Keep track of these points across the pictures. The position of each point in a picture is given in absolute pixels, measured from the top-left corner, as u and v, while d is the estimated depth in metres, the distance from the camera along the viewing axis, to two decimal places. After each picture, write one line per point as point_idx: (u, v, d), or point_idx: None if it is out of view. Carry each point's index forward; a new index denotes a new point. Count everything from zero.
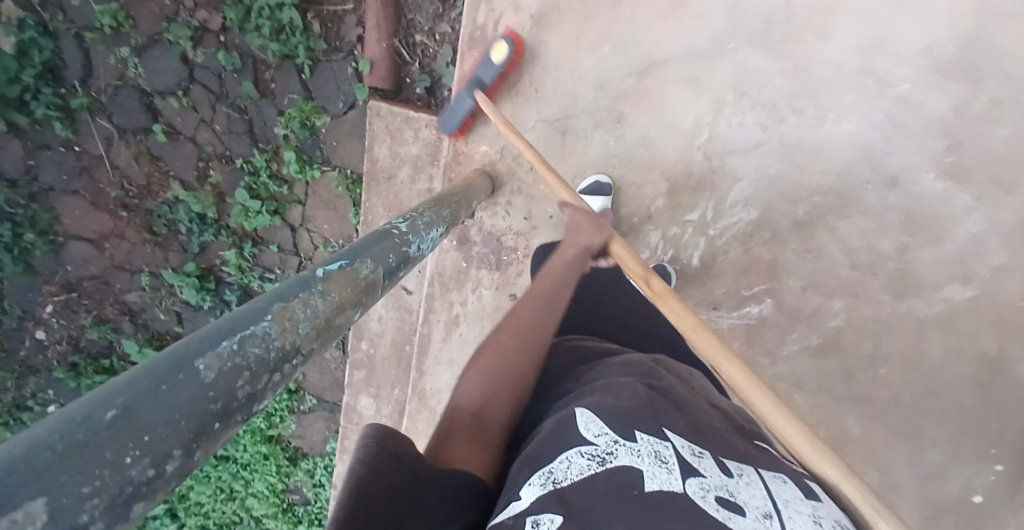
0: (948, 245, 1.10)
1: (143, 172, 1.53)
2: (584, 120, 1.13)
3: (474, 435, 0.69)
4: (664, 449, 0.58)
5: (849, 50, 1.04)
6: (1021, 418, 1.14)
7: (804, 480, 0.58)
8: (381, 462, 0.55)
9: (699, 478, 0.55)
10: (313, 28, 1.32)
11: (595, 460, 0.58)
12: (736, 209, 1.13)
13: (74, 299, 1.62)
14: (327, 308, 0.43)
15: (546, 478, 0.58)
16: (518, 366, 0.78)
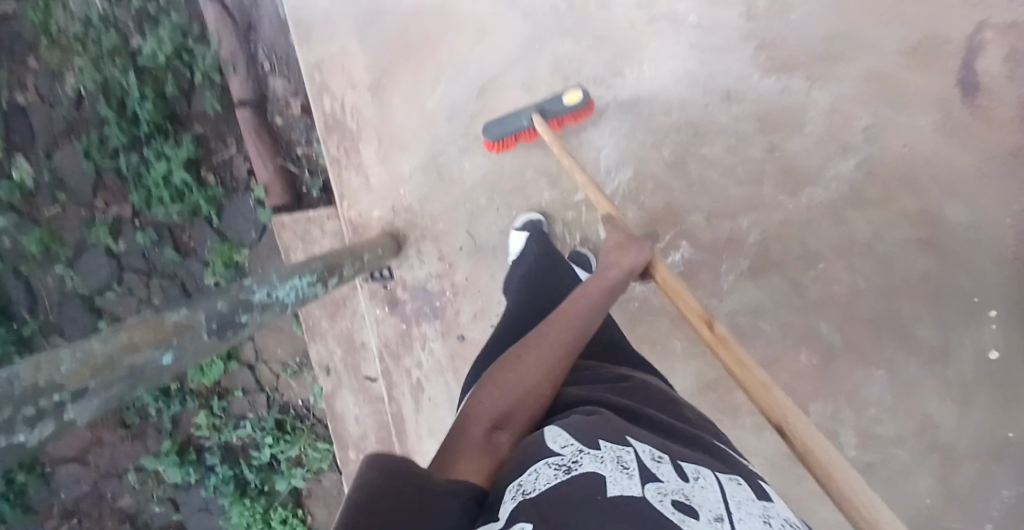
0: (811, 127, 1.16)
1: None
2: (450, 152, 1.24)
3: (484, 446, 0.66)
4: (625, 456, 0.59)
5: (632, 7, 1.16)
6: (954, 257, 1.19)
7: (754, 484, 0.64)
8: (387, 480, 0.51)
9: (658, 483, 0.56)
10: (209, 180, 1.44)
11: (562, 470, 0.56)
12: (612, 174, 1.24)
13: (75, 525, 1.69)
14: (112, 349, 0.52)
15: (513, 491, 0.55)
16: (536, 387, 0.74)
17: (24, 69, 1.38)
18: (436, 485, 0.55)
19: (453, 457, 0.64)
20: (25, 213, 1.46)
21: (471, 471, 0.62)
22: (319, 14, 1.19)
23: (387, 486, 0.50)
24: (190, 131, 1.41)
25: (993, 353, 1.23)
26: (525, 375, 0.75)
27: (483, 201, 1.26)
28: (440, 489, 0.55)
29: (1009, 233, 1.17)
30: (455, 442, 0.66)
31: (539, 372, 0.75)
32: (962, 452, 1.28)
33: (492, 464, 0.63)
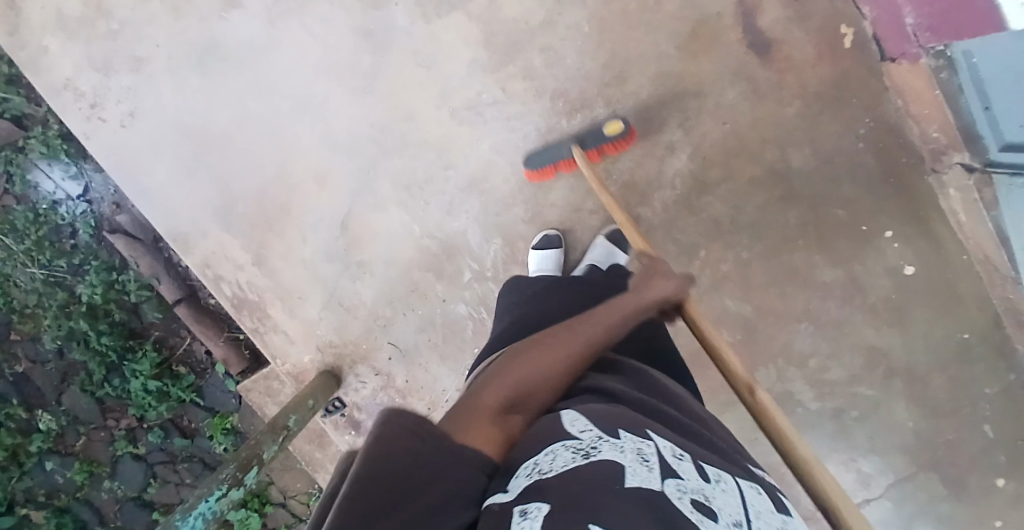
0: (633, 145, 1.23)
1: None
2: (342, 284, 1.37)
3: (501, 422, 0.57)
4: (647, 448, 0.53)
5: (436, 110, 1.27)
6: (826, 195, 1.20)
7: (772, 496, 0.60)
8: (393, 444, 0.47)
9: (678, 479, 0.50)
10: (180, 371, 1.74)
11: (580, 454, 0.49)
12: (485, 247, 1.34)
13: None
14: None
15: (528, 469, 0.49)
16: (555, 373, 0.66)
17: (16, 343, 1.73)
18: (450, 446, 0.50)
19: (469, 419, 0.55)
20: (64, 452, 1.77)
21: (483, 439, 0.54)
22: (187, 224, 1.34)
23: (397, 453, 0.46)
24: (151, 338, 1.73)
25: (906, 269, 1.23)
26: (548, 361, 0.66)
27: (389, 311, 1.39)
28: (455, 452, 0.50)
29: (866, 156, 1.17)
30: (465, 413, 0.57)
31: (558, 361, 0.67)
32: (930, 369, 1.28)
33: (503, 436, 0.56)
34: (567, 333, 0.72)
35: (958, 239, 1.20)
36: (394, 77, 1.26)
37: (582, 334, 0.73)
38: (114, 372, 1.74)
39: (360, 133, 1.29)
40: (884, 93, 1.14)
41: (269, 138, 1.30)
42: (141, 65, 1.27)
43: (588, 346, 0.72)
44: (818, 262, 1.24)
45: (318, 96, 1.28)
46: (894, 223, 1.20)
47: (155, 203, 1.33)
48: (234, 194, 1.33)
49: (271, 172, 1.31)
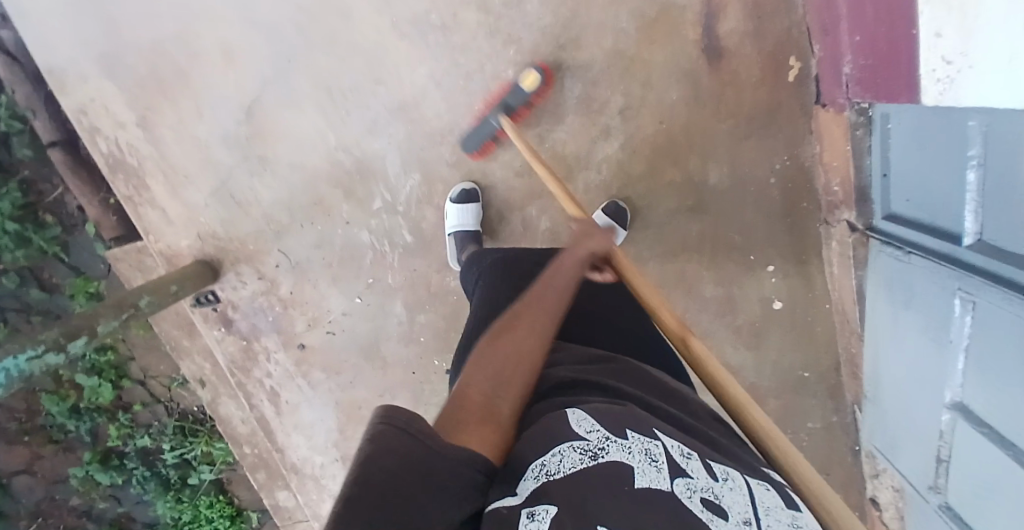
0: (569, 115, 1.25)
1: (21, 399, 1.78)
2: (238, 173, 1.36)
3: (489, 412, 0.61)
4: (654, 448, 0.60)
5: (376, 18, 1.24)
6: (735, 216, 1.27)
7: (784, 491, 0.63)
8: (394, 445, 0.48)
9: (686, 479, 0.57)
10: (47, 220, 1.62)
11: (588, 455, 0.56)
12: (401, 179, 1.34)
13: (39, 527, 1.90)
14: None
15: (535, 471, 0.55)
16: (524, 360, 0.71)
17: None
18: (444, 448, 0.52)
19: (463, 422, 0.59)
20: None
21: (479, 439, 0.57)
22: (64, 60, 1.29)
23: (399, 457, 0.47)
24: (17, 176, 1.59)
25: (775, 303, 1.34)
26: (512, 347, 0.71)
27: (285, 219, 1.38)
28: (438, 448, 0.51)
29: (774, 190, 1.25)
30: (454, 414, 0.61)
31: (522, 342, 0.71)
32: (770, 394, 1.42)
33: (499, 434, 0.60)
34: (536, 319, 0.77)
35: (827, 286, 1.32)
36: None
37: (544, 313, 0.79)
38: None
39: (285, 18, 1.25)
40: (805, 134, 1.20)
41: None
42: None
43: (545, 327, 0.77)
44: (715, 280, 1.33)
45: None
46: (784, 262, 1.31)
47: (37, 31, 1.27)
48: (128, 32, 1.28)
49: (170, 35, 1.27)
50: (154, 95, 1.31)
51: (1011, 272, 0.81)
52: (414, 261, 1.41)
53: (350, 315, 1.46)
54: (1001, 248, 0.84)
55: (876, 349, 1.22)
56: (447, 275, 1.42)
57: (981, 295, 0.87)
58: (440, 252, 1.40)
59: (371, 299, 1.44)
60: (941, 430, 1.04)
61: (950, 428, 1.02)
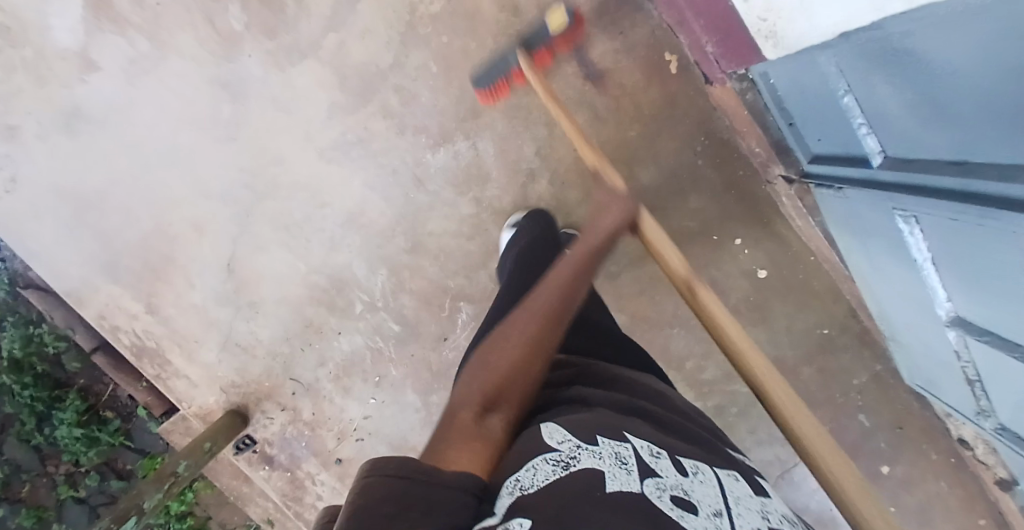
0: (494, 174, 1.32)
1: None
2: (236, 325, 1.46)
3: (479, 428, 0.60)
4: (624, 450, 0.59)
5: (302, 151, 1.32)
6: (687, 204, 1.28)
7: (749, 480, 0.65)
8: (386, 486, 0.46)
9: (656, 478, 0.56)
10: (108, 415, 1.81)
11: (560, 466, 0.55)
12: (372, 278, 1.42)
13: None
14: None
15: (510, 487, 0.53)
16: (515, 365, 0.69)
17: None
18: (444, 480, 0.50)
19: (450, 442, 0.57)
20: (13, 500, 1.81)
21: (469, 460, 0.56)
22: (77, 283, 1.42)
23: (393, 499, 0.46)
24: (76, 386, 1.80)
25: (760, 272, 1.31)
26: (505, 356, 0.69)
27: (286, 348, 1.47)
28: (449, 485, 0.50)
29: (706, 170, 1.26)
30: (444, 431, 0.59)
31: (523, 345, 0.71)
32: (800, 363, 1.36)
33: (489, 454, 0.58)
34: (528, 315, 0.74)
35: (801, 239, 1.29)
36: (253, 120, 1.31)
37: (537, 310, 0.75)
38: (45, 421, 1.78)
39: (230, 178, 1.35)
40: (710, 112, 1.24)
41: (146, 187, 1.36)
42: (14, 133, 1.31)
43: (546, 335, 0.73)
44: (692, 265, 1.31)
45: (187, 146, 1.33)
46: (752, 230, 1.29)
47: (48, 266, 1.40)
48: (118, 243, 1.40)
49: (150, 224, 1.39)
50: (154, 282, 1.43)
51: (923, 177, 0.77)
52: (408, 348, 1.47)
53: (372, 417, 1.52)
54: (904, 158, 0.81)
55: (869, 287, 1.14)
56: (442, 350, 1.46)
57: (912, 206, 0.81)
58: (429, 331, 1.45)
59: (384, 396, 1.51)
60: (956, 351, 0.94)
61: (962, 346, 0.92)
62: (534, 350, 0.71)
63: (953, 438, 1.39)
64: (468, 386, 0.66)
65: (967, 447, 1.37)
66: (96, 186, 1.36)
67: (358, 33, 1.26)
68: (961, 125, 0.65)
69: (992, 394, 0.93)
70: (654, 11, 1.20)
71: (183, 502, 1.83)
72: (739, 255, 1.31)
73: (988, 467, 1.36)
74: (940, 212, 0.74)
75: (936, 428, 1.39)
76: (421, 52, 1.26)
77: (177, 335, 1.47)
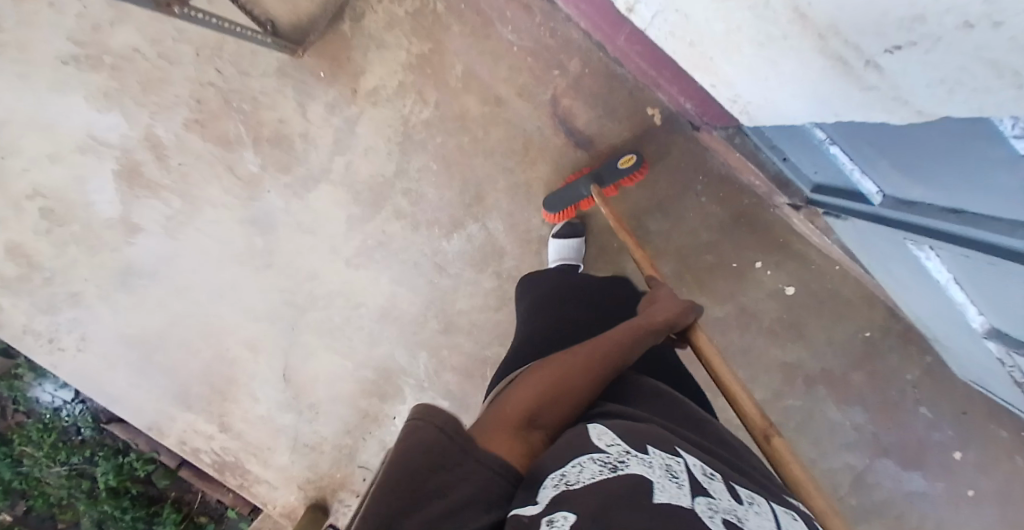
0: (509, 247, 1.38)
1: None
2: (299, 428, 1.53)
3: (525, 432, 0.60)
4: (675, 464, 0.56)
5: (331, 263, 1.40)
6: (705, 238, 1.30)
7: (809, 517, 0.59)
8: (424, 445, 0.51)
9: (708, 498, 0.52)
10: (201, 520, 1.93)
11: (608, 467, 0.52)
12: (415, 362, 1.48)
13: None
14: None
15: (556, 480, 0.52)
16: (579, 388, 0.68)
17: None
18: (481, 459, 0.53)
19: (495, 432, 0.58)
20: None
21: (508, 455, 0.57)
22: (156, 418, 1.52)
23: (430, 453, 0.51)
24: (169, 499, 1.92)
25: (787, 290, 1.33)
26: (572, 370, 0.69)
27: (349, 439, 1.54)
28: (484, 465, 0.53)
29: (713, 206, 1.29)
30: (494, 420, 0.61)
31: (586, 372, 0.70)
32: (846, 370, 1.37)
33: (530, 457, 0.58)
34: (590, 347, 0.74)
35: (822, 254, 1.30)
36: (285, 246, 1.39)
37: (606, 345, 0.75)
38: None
39: (274, 299, 1.43)
40: (703, 153, 1.28)
41: (200, 321, 1.45)
42: (78, 298, 1.44)
43: (605, 359, 0.73)
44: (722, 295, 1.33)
45: (230, 280, 1.42)
46: (772, 253, 1.31)
47: (125, 406, 1.51)
48: (183, 376, 1.49)
49: (208, 355, 1.47)
50: (221, 404, 1.51)
51: (921, 222, 0.78)
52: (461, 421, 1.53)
53: None
54: (903, 199, 0.83)
55: (902, 299, 1.12)
56: None
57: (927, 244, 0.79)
58: (477, 402, 1.51)
59: None
60: (1000, 358, 0.92)
61: (1005, 355, 0.90)
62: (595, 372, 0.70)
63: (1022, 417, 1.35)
64: (529, 387, 0.66)
65: None
66: (155, 328, 1.46)
67: (360, 150, 1.33)
68: (943, 179, 0.69)
69: None
70: (629, 74, 1.27)
71: None
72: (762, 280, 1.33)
73: None
74: (949, 252, 0.75)
75: (999, 407, 1.37)
76: (420, 154, 1.33)
77: (248, 445, 1.55)
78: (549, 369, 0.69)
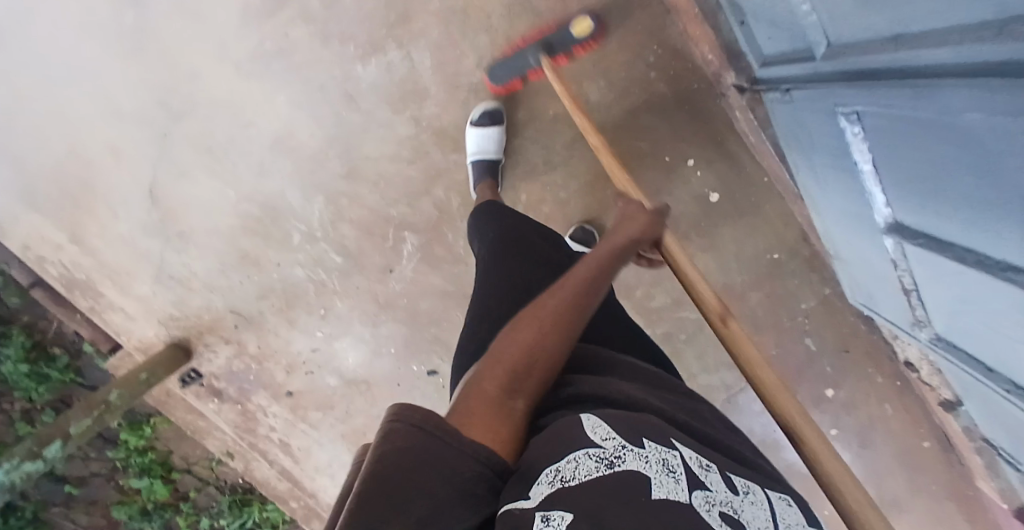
0: (433, 89, 1.23)
1: (99, 519, 1.96)
2: (165, 258, 1.38)
3: (505, 405, 0.59)
4: (671, 458, 0.55)
5: (220, 64, 1.22)
6: (644, 118, 1.22)
7: (801, 502, 0.62)
8: (410, 442, 0.49)
9: (706, 492, 0.54)
10: (56, 352, 1.73)
11: (604, 462, 0.52)
12: (309, 207, 1.33)
13: None
14: None
15: (551, 476, 0.51)
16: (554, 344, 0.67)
17: None
18: (469, 449, 0.52)
19: (472, 415, 0.56)
20: None
21: (490, 437, 0.55)
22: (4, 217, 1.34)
23: (418, 453, 0.48)
24: (19, 322, 1.71)
25: (711, 196, 1.27)
26: (539, 323, 0.68)
27: (223, 280, 1.41)
28: (466, 450, 0.51)
29: (660, 84, 1.20)
30: (467, 402, 0.58)
31: (557, 321, 0.68)
32: (747, 289, 1.34)
33: (514, 437, 0.57)
34: (563, 291, 0.73)
35: (756, 161, 1.25)
36: (161, 31, 1.20)
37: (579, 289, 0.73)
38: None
39: (143, 96, 1.24)
40: (664, 16, 1.17)
41: (52, 107, 1.26)
42: None
43: (579, 307, 0.71)
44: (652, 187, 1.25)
45: (94, 62, 1.22)
46: (710, 151, 1.24)
47: None
48: (35, 171, 1.30)
49: (65, 150, 1.29)
50: (75, 212, 1.34)
51: (862, 63, 0.77)
52: (353, 281, 1.41)
53: (320, 350, 1.49)
54: (847, 45, 0.80)
55: (813, 200, 1.13)
56: (388, 281, 1.42)
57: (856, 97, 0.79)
58: (372, 263, 1.39)
59: (332, 329, 1.47)
60: (894, 260, 0.95)
61: (899, 253, 0.93)
62: (571, 326, 0.69)
63: (900, 361, 1.39)
64: (501, 351, 0.64)
65: (912, 369, 1.38)
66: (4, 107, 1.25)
67: None
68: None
69: (927, 301, 0.94)
70: None
71: (141, 436, 1.85)
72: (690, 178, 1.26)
73: (932, 388, 1.36)
74: (875, 98, 0.75)
75: (883, 351, 1.39)
76: None
77: (103, 266, 1.39)
78: (520, 327, 0.67)
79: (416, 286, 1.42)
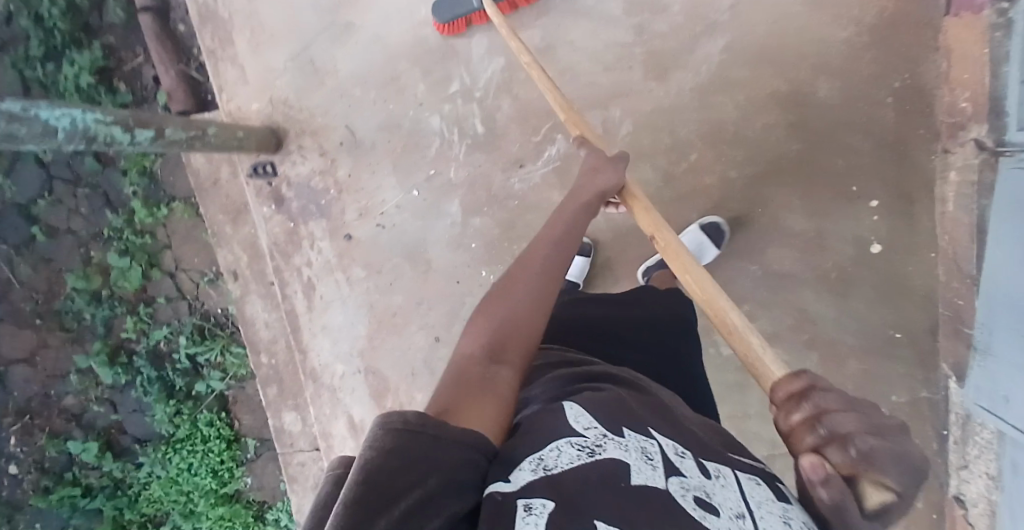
0: (676, 9, 1.27)
1: (44, 278, 1.78)
2: (321, 42, 1.36)
3: (485, 383, 0.55)
4: (649, 446, 0.51)
5: None
6: (844, 136, 1.24)
7: (770, 482, 0.57)
8: (405, 443, 0.42)
9: (681, 477, 0.49)
10: (120, 88, 1.59)
11: (585, 452, 0.48)
12: (484, 64, 1.33)
13: (28, 422, 1.81)
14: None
15: (532, 463, 0.47)
16: (529, 326, 0.66)
17: None
18: (449, 435, 0.46)
19: (454, 402, 0.52)
20: None
21: (479, 417, 0.51)
22: None
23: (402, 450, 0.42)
24: (101, 41, 1.58)
25: (873, 245, 1.24)
26: (507, 309, 0.67)
27: (358, 92, 1.36)
28: (453, 438, 0.46)
29: (890, 111, 1.21)
30: (451, 388, 0.55)
31: (526, 305, 0.68)
32: (849, 353, 1.28)
33: (500, 412, 0.53)
34: (525, 279, 0.72)
35: (933, 233, 1.21)
36: None
37: (535, 272, 0.73)
38: (57, 62, 1.57)
39: None
40: (932, 53, 1.18)
41: None
42: None
43: (542, 296, 0.70)
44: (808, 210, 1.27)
45: None
46: (898, 201, 1.22)
47: None
48: None
49: None
50: None
51: None
52: (478, 157, 1.36)
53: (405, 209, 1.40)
54: None
55: (991, 294, 1.02)
56: (512, 176, 1.35)
57: None
58: (508, 150, 1.35)
59: (429, 194, 1.38)
60: None
61: None
62: (537, 315, 0.68)
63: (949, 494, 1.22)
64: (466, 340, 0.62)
65: (962, 505, 1.19)
66: None
67: None
68: None
69: None
70: None
71: (150, 216, 1.71)
72: (863, 219, 1.24)
73: None
74: None
75: None
76: None
77: (261, 15, 1.38)
78: (496, 313, 0.66)
79: (535, 191, 1.34)
